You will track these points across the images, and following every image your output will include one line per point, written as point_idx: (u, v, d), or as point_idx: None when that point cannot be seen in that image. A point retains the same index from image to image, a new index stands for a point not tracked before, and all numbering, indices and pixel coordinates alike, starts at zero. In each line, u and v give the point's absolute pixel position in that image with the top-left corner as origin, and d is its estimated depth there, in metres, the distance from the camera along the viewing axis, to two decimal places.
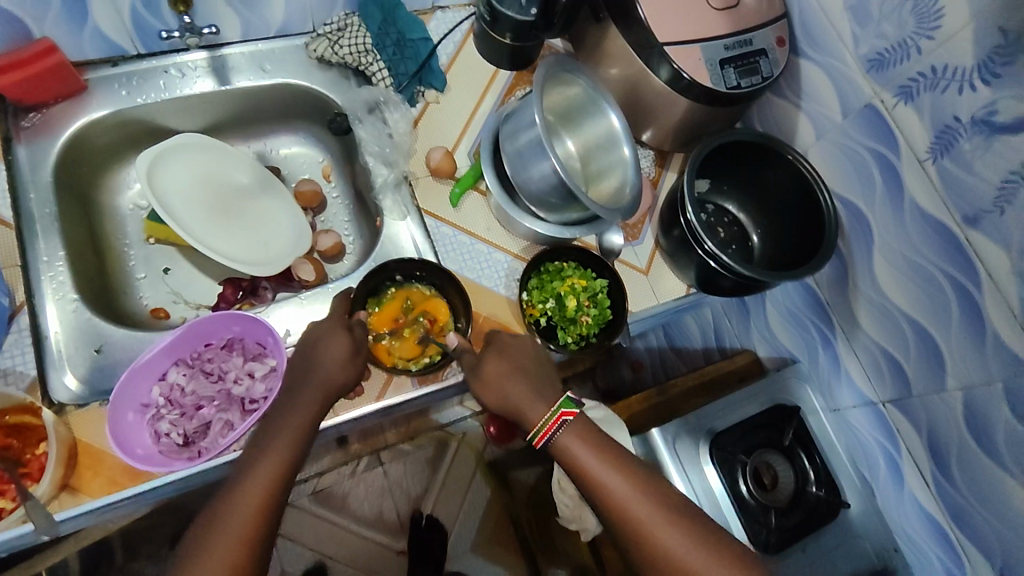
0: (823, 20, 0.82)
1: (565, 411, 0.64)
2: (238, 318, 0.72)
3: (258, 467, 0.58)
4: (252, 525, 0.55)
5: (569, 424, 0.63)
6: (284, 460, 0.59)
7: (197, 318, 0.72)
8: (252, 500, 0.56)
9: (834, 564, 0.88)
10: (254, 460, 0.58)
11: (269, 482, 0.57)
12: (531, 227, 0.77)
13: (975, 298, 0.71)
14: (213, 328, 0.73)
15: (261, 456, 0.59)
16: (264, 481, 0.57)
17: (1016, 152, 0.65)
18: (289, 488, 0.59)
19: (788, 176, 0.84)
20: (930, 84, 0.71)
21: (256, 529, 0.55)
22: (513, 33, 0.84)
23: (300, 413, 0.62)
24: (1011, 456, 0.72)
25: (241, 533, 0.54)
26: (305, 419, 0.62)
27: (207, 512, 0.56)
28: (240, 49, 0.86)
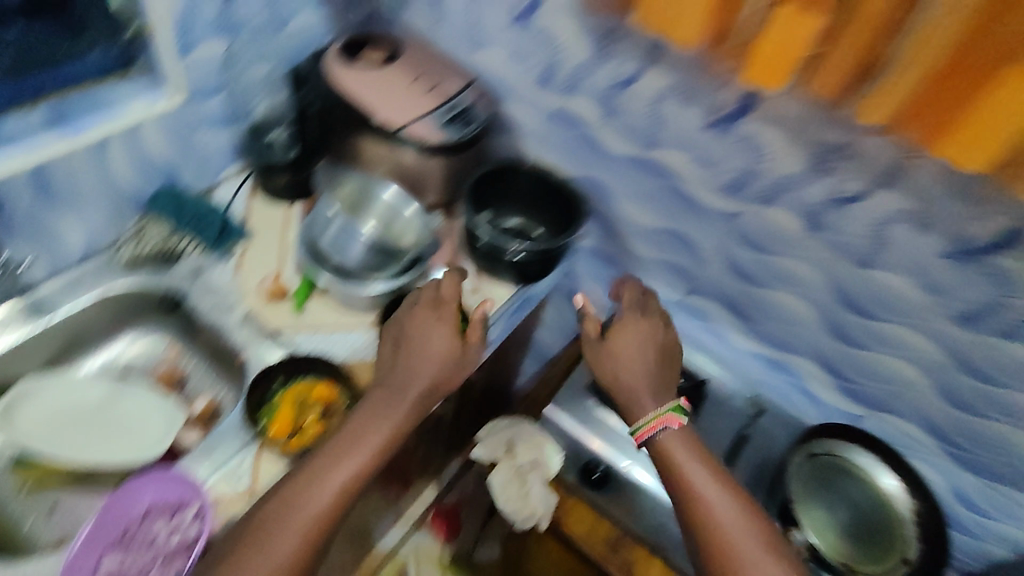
0: (499, 73, 1.12)
1: (675, 415, 0.88)
2: (152, 478, 0.75)
3: (291, 528, 0.69)
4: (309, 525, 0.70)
5: (671, 428, 0.87)
6: (316, 520, 0.71)
7: (111, 497, 0.74)
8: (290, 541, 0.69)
9: (722, 426, 1.09)
10: (323, 468, 0.73)
11: (294, 548, 0.69)
12: (370, 290, 0.93)
13: (684, 190, 1.03)
14: (128, 501, 0.74)
15: (287, 523, 0.69)
16: (294, 542, 0.69)
17: (646, 91, 0.96)
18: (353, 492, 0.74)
19: (534, 178, 1.11)
20: (580, 77, 1.02)
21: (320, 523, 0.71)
22: (288, 172, 1.03)
23: (391, 412, 0.79)
24: (763, 274, 1.03)
25: (306, 519, 0.70)
26: (348, 480, 0.73)
27: (273, 499, 0.71)
28: (53, 283, 0.93)
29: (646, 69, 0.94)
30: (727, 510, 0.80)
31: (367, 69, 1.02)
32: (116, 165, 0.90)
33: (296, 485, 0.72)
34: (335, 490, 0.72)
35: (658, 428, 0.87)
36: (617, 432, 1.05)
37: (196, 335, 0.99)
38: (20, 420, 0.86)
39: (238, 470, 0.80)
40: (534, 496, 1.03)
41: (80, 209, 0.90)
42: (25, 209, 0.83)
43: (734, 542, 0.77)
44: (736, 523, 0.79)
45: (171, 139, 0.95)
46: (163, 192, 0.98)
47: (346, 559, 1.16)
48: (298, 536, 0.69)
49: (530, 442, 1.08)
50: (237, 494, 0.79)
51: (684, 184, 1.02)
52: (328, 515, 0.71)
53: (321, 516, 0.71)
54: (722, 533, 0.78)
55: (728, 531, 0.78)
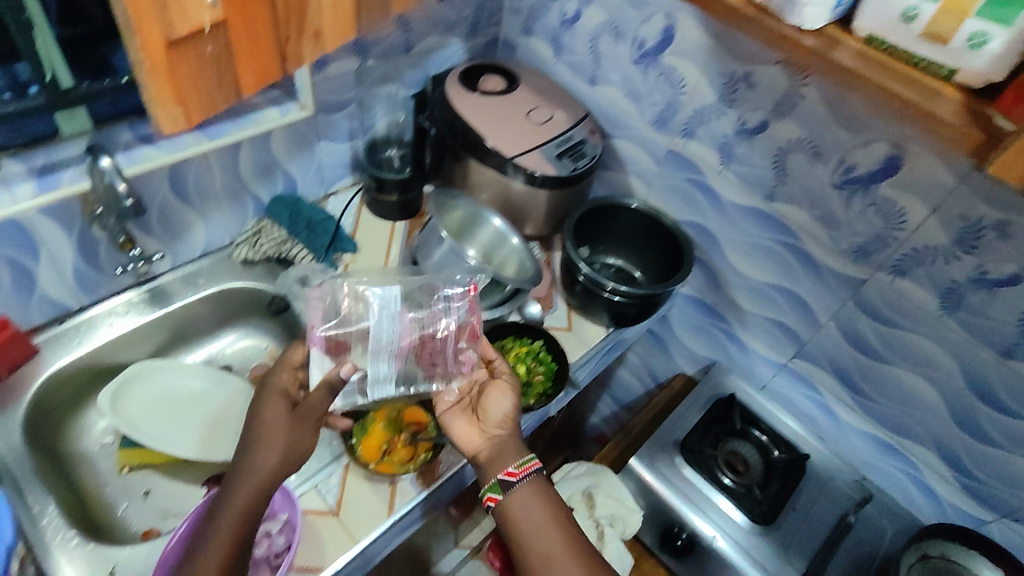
0: (614, 108, 1.09)
1: (491, 496, 0.75)
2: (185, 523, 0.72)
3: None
4: None
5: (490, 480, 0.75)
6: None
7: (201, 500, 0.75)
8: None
9: (818, 504, 1.01)
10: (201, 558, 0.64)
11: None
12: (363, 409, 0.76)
13: (804, 249, 0.95)
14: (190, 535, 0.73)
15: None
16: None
17: (774, 137, 0.91)
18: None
19: (640, 218, 1.09)
20: (700, 120, 0.98)
21: None
22: (398, 190, 1.07)
23: (220, 543, 0.65)
24: (888, 350, 0.92)
25: None
26: (255, 483, 0.69)
27: None
28: (174, 274, 1.01)
29: (774, 119, 0.89)
30: (555, 546, 0.70)
31: (484, 97, 1.06)
32: (243, 167, 0.97)
33: None
34: (224, 550, 0.65)
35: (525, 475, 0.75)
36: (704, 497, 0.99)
37: (296, 337, 1.06)
38: (129, 399, 0.94)
39: (324, 486, 0.82)
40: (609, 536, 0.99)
41: (207, 208, 0.98)
42: (160, 202, 0.91)
43: (548, 567, 0.69)
44: (550, 553, 0.70)
45: (295, 148, 1.02)
46: (281, 199, 1.05)
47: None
48: (223, 558, 0.64)
49: (610, 496, 1.02)
50: (325, 510, 0.80)
51: (805, 243, 0.95)
52: None
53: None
54: (546, 562, 0.69)
55: (551, 562, 0.69)
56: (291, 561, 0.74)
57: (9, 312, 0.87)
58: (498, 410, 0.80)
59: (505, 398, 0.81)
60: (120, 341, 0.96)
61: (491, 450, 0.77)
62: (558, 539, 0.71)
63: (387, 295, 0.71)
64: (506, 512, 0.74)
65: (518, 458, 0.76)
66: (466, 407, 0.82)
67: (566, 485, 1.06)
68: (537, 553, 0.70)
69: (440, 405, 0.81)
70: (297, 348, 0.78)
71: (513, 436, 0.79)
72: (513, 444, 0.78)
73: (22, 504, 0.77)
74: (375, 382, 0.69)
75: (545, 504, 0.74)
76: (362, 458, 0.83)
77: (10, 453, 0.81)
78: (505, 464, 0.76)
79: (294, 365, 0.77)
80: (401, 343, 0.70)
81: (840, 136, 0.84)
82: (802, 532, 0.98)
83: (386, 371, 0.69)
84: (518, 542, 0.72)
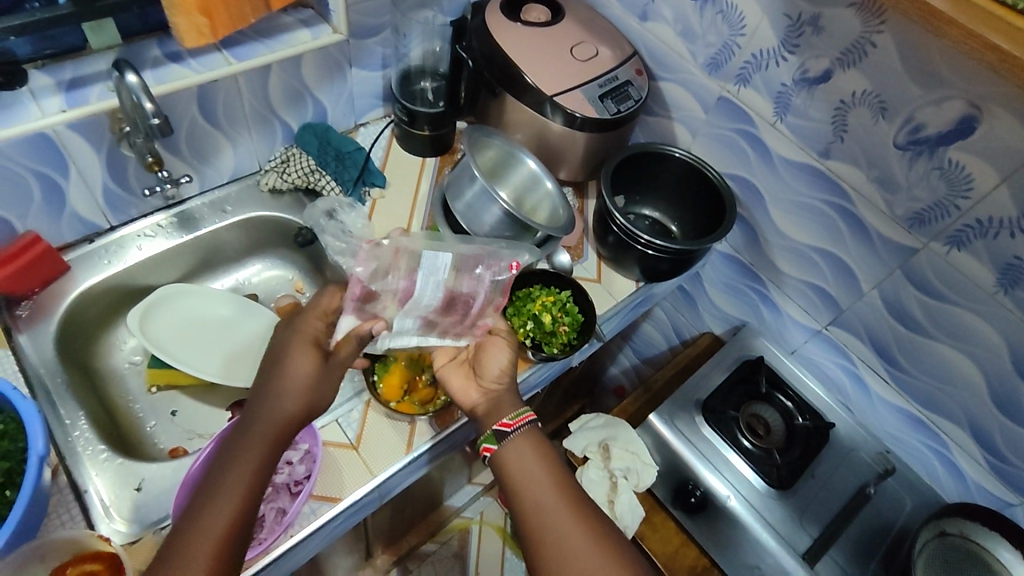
0: (664, 47, 1.02)
1: (487, 446, 0.74)
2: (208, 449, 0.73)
3: (192, 563, 0.59)
4: (212, 555, 0.60)
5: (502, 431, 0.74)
6: (220, 540, 0.61)
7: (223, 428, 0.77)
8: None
9: (837, 473, 1.00)
10: (214, 493, 0.63)
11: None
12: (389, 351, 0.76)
13: (855, 212, 0.89)
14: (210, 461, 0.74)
15: (191, 553, 0.60)
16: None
17: (836, 89, 0.84)
18: (246, 523, 0.63)
19: (682, 168, 1.04)
20: (757, 66, 0.91)
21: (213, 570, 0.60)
22: (430, 124, 1.03)
23: (235, 479, 0.64)
24: (933, 325, 0.88)
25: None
26: (273, 428, 0.67)
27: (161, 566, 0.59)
28: (202, 200, 1.01)
29: (840, 69, 0.82)
30: (549, 496, 0.69)
31: (526, 29, 1.00)
32: (272, 92, 0.94)
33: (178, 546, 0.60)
34: (239, 492, 0.63)
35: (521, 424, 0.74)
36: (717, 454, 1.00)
37: (321, 270, 1.06)
38: (157, 320, 0.95)
39: (346, 421, 0.83)
40: (623, 487, 0.99)
41: (237, 133, 0.96)
42: (188, 124, 0.88)
43: (541, 516, 0.68)
44: (543, 502, 0.69)
45: (326, 73, 0.98)
46: (311, 127, 1.03)
47: (416, 506, 1.21)
48: (238, 495, 0.63)
49: (626, 449, 1.01)
50: (345, 443, 0.81)
51: (857, 205, 0.89)
52: (235, 524, 0.62)
53: (227, 539, 0.61)
54: (539, 511, 0.69)
55: (544, 511, 0.68)
56: (310, 490, 0.76)
57: (40, 228, 0.88)
58: (496, 364, 0.79)
59: (503, 354, 0.80)
60: (147, 264, 0.96)
61: (488, 405, 0.77)
62: (552, 489, 0.70)
63: (438, 263, 0.73)
64: (501, 463, 0.73)
65: (513, 412, 0.76)
66: (463, 361, 0.81)
67: (583, 435, 1.05)
68: (531, 503, 0.70)
69: (439, 358, 0.81)
70: (328, 293, 0.76)
71: (509, 391, 0.78)
72: (510, 399, 0.78)
73: (53, 415, 0.80)
74: (395, 332, 0.73)
75: (541, 455, 0.73)
76: (383, 397, 0.83)
77: (43, 366, 0.84)
78: (501, 416, 0.76)
79: (323, 311, 0.74)
80: (435, 306, 0.74)
81: (911, 91, 0.77)
82: (819, 498, 0.98)
83: (408, 324, 0.73)
84: (514, 491, 0.71)
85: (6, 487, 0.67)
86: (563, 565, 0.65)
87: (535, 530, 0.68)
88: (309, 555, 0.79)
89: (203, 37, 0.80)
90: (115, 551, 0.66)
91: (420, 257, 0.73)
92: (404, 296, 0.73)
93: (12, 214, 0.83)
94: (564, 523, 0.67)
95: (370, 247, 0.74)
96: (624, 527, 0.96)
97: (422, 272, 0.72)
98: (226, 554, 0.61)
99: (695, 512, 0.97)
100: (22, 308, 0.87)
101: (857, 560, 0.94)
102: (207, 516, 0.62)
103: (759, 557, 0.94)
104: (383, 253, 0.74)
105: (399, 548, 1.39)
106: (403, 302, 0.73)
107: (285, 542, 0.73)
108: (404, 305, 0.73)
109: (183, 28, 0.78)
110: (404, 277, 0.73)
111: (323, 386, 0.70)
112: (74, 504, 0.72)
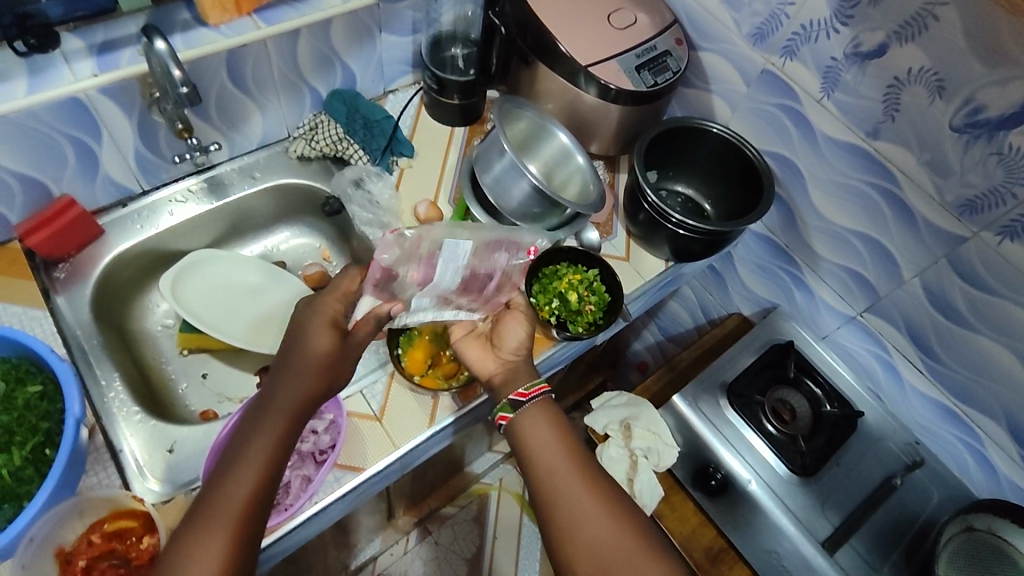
0: (707, 15, 0.97)
1: (501, 416, 0.74)
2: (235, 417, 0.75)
3: (219, 524, 0.61)
4: (241, 512, 0.62)
5: (522, 405, 0.74)
6: (244, 503, 0.62)
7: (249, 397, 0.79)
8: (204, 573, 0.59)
9: (863, 463, 0.98)
10: (242, 458, 0.65)
11: (225, 546, 0.60)
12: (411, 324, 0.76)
13: (900, 196, 0.85)
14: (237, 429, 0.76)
15: (216, 515, 0.61)
16: (223, 545, 0.60)
17: (890, 65, 0.79)
18: (273, 483, 0.65)
19: (718, 144, 1.00)
20: (805, 38, 0.86)
21: (241, 528, 0.62)
22: (459, 93, 1.01)
23: (261, 444, 0.66)
24: (976, 317, 0.84)
25: (224, 539, 0.60)
26: (294, 400, 0.68)
27: (191, 522, 0.62)
28: (232, 166, 1.01)
29: (896, 44, 0.77)
30: (561, 463, 0.70)
31: None
32: (301, 57, 0.92)
33: (209, 502, 0.63)
34: (262, 459, 0.65)
35: (536, 394, 0.74)
36: (740, 439, 0.99)
37: (347, 239, 1.05)
38: (187, 285, 0.97)
39: (370, 391, 0.84)
40: (644, 467, 0.98)
41: (265, 99, 0.95)
42: (218, 89, 0.88)
43: (553, 482, 0.69)
44: (556, 468, 0.69)
45: (355, 37, 0.96)
46: (339, 94, 1.01)
47: (436, 472, 1.23)
48: (263, 460, 0.65)
49: (648, 429, 1.00)
50: (368, 414, 0.82)
51: (903, 190, 0.84)
52: (262, 487, 0.64)
53: (251, 503, 0.63)
54: (552, 477, 0.69)
55: (557, 477, 0.69)
56: (334, 459, 0.77)
57: (75, 192, 0.89)
58: (514, 337, 0.79)
59: (520, 328, 0.80)
60: (178, 229, 0.97)
61: (504, 374, 0.77)
62: (563, 457, 0.70)
63: (460, 249, 0.74)
64: (515, 430, 0.73)
65: (529, 380, 0.77)
66: (479, 334, 0.81)
67: (604, 412, 1.05)
68: (544, 469, 0.70)
69: (456, 331, 0.81)
70: (348, 276, 0.77)
71: (526, 361, 0.79)
72: (526, 368, 0.78)
73: (89, 376, 0.82)
74: (413, 311, 0.74)
75: (555, 424, 0.73)
76: (408, 370, 0.83)
77: (80, 328, 0.86)
78: (516, 385, 0.76)
79: (342, 292, 0.76)
80: (454, 288, 0.76)
81: (974, 70, 0.72)
82: (843, 487, 0.96)
83: (424, 303, 0.74)
84: (527, 459, 0.71)
85: (46, 446, 0.70)
86: (574, 529, 0.66)
87: (547, 494, 0.68)
88: (333, 520, 0.81)
89: (226, 13, 0.84)
90: (148, 510, 0.68)
91: (441, 242, 0.74)
92: (423, 280, 0.73)
93: (48, 178, 0.84)
94: (576, 489, 0.68)
95: (393, 236, 0.74)
96: (642, 505, 0.97)
97: (444, 258, 0.73)
98: (250, 517, 0.63)
99: (716, 494, 0.96)
100: (59, 269, 0.89)
101: (879, 550, 0.93)
102: (233, 481, 0.63)
103: (776, 542, 0.94)
104: (407, 242, 0.74)
105: (420, 510, 1.42)
106: (422, 284, 0.74)
107: (309, 509, 0.75)
108: (423, 287, 0.73)
109: (208, 5, 0.82)
110: (422, 263, 0.74)
111: (342, 361, 0.72)
112: (110, 463, 0.75)
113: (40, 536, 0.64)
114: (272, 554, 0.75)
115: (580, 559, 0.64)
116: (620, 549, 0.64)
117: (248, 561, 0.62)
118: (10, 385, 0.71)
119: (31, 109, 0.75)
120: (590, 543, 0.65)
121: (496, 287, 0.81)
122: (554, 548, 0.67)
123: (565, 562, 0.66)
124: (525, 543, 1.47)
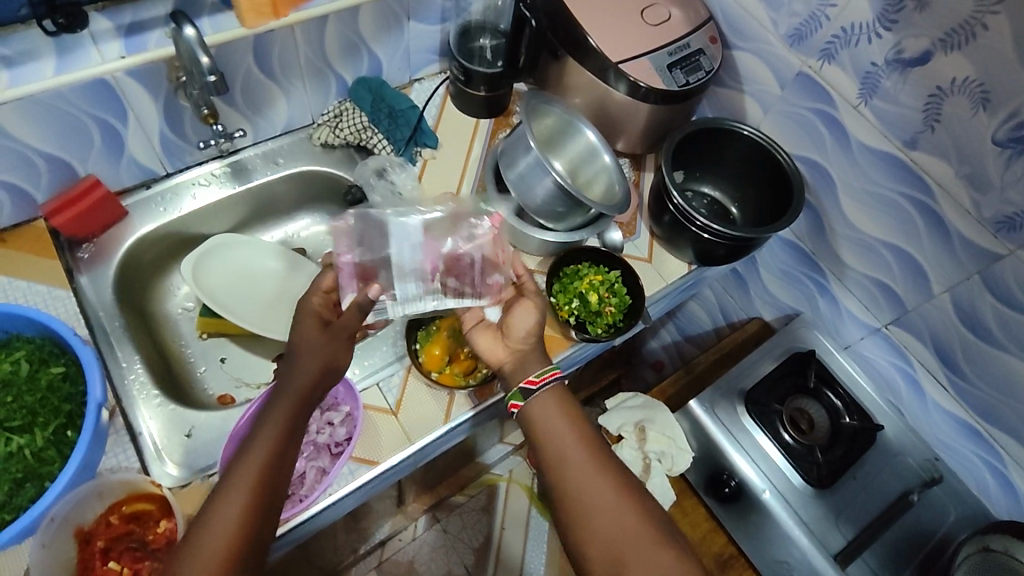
0: (743, 13, 0.94)
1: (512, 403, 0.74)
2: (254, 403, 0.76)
3: (234, 495, 0.62)
4: (255, 484, 0.63)
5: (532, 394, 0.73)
6: (258, 476, 0.63)
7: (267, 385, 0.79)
8: (220, 538, 0.60)
9: (880, 477, 0.97)
10: (256, 432, 0.66)
11: (239, 515, 0.61)
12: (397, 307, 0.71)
13: (935, 209, 0.83)
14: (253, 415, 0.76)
15: (234, 486, 0.62)
16: (236, 514, 0.61)
17: (933, 73, 0.77)
18: (287, 456, 0.66)
19: (748, 147, 0.98)
20: (845, 41, 0.83)
21: (257, 498, 0.62)
22: (486, 85, 0.99)
23: (274, 417, 0.67)
24: (1005, 335, 0.82)
25: (238, 507, 0.61)
26: (305, 378, 0.69)
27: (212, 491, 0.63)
28: (255, 151, 1.01)
29: (942, 52, 0.75)
30: (570, 445, 0.70)
31: None
32: (329, 43, 0.91)
33: (227, 472, 0.64)
34: (275, 433, 0.66)
35: (550, 381, 0.74)
36: (754, 446, 0.98)
37: None
38: (209, 268, 0.97)
39: (387, 385, 0.84)
40: (656, 469, 0.98)
41: (290, 84, 0.94)
42: (245, 73, 0.87)
43: (564, 462, 0.69)
44: (567, 449, 0.70)
45: (383, 24, 0.94)
46: (365, 81, 1.00)
47: (447, 463, 1.24)
48: (275, 435, 0.66)
49: (662, 433, 1.00)
50: (384, 408, 0.83)
51: (939, 203, 0.82)
52: (276, 459, 0.65)
53: (264, 475, 0.63)
54: (562, 457, 0.70)
55: (567, 459, 0.69)
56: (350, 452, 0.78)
57: (100, 172, 0.89)
58: (522, 326, 0.78)
59: (531, 315, 0.78)
60: (200, 213, 0.97)
61: (515, 361, 0.77)
62: (574, 439, 0.71)
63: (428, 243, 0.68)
64: (527, 415, 0.73)
65: (540, 368, 0.76)
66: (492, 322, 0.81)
67: (618, 414, 1.04)
68: (554, 450, 0.70)
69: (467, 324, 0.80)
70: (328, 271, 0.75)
71: (536, 349, 0.77)
72: (538, 356, 0.77)
73: (109, 359, 0.83)
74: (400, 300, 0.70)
75: (567, 408, 0.73)
76: (428, 366, 0.83)
77: (102, 309, 0.87)
78: (526, 373, 0.75)
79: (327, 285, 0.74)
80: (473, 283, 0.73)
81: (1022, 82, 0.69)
82: (859, 499, 0.95)
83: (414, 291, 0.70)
84: (539, 440, 0.72)
85: (68, 428, 0.71)
86: (581, 509, 0.66)
87: (556, 474, 0.69)
88: (347, 510, 0.82)
89: (262, 16, 0.81)
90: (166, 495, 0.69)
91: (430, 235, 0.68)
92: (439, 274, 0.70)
93: (73, 159, 0.84)
94: (586, 470, 0.68)
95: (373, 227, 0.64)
96: None
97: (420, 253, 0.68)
98: (264, 488, 0.63)
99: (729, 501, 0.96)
100: (84, 249, 0.90)
101: (890, 564, 0.92)
102: (248, 453, 0.65)
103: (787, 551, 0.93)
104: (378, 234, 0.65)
105: (430, 498, 1.43)
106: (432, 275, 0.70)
107: (323, 505, 0.75)
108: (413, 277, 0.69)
109: (245, 9, 0.78)
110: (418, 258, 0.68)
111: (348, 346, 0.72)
112: (129, 446, 0.75)
113: (61, 516, 0.65)
114: (283, 544, 0.75)
115: (587, 537, 0.66)
116: (625, 535, 0.65)
117: (261, 531, 0.62)
118: (34, 366, 0.72)
119: (58, 90, 0.75)
120: (597, 527, 0.65)
121: (507, 286, 0.79)
122: (561, 523, 0.68)
123: (570, 537, 0.67)
124: (533, 535, 1.47)
